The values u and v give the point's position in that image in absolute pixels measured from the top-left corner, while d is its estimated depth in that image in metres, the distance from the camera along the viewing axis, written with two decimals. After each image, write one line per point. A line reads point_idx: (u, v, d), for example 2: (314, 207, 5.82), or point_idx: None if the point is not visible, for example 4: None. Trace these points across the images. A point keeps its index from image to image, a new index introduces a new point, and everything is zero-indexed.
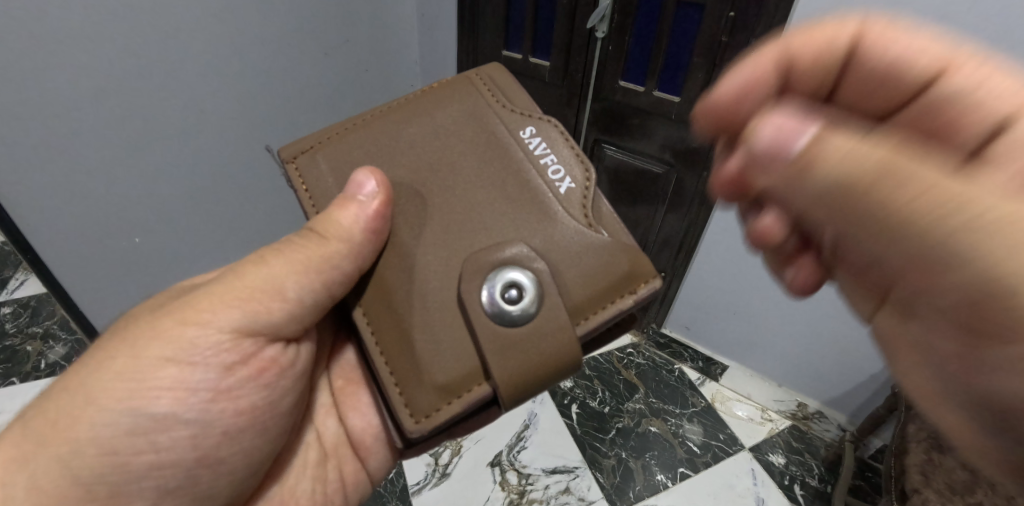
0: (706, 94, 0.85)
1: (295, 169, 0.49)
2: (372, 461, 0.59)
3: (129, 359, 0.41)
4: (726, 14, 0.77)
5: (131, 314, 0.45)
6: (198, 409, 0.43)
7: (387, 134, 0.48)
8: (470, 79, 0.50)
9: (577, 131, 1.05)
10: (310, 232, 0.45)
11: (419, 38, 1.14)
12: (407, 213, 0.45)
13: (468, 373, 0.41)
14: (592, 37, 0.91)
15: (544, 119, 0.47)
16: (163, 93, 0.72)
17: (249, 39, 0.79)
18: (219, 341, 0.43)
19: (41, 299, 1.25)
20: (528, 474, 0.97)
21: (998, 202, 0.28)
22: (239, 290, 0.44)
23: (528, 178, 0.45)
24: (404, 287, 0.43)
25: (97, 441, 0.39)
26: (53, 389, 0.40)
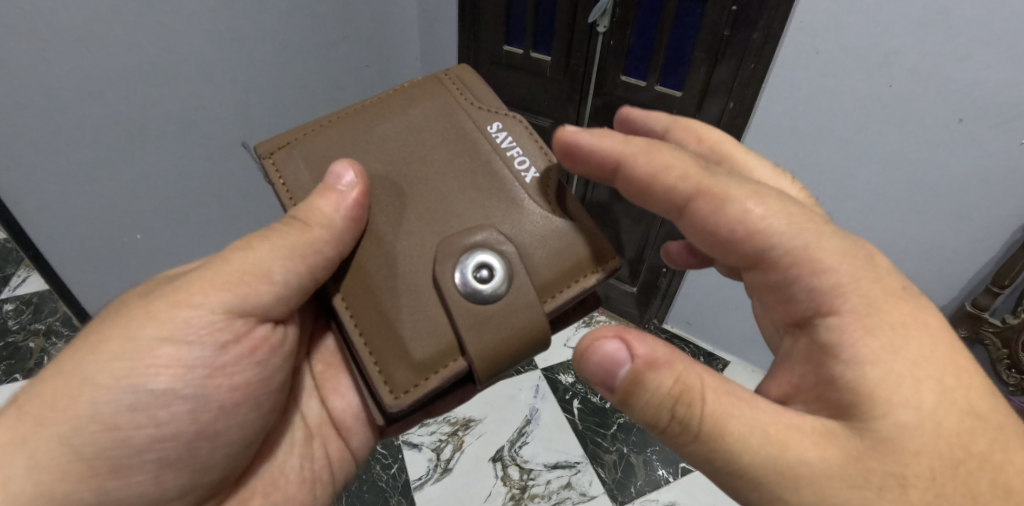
0: (707, 89, 0.86)
1: (272, 165, 0.48)
2: (354, 439, 0.59)
3: (125, 340, 0.41)
4: (726, 8, 0.77)
5: (124, 300, 0.44)
6: (197, 385, 0.43)
7: (359, 130, 0.48)
8: (437, 79, 0.50)
9: (577, 128, 1.05)
10: (291, 220, 0.44)
11: (419, 33, 1.14)
12: (384, 202, 0.45)
13: (445, 349, 0.41)
14: (592, 33, 0.91)
15: (510, 115, 0.48)
16: (163, 86, 0.72)
17: (249, 33, 0.78)
18: (212, 320, 0.43)
19: (43, 296, 1.25)
20: (530, 469, 0.97)
21: (759, 465, 0.32)
22: (228, 273, 0.43)
23: (496, 167, 0.45)
24: (379, 271, 0.43)
25: (97, 416, 0.39)
26: (48, 372, 0.40)
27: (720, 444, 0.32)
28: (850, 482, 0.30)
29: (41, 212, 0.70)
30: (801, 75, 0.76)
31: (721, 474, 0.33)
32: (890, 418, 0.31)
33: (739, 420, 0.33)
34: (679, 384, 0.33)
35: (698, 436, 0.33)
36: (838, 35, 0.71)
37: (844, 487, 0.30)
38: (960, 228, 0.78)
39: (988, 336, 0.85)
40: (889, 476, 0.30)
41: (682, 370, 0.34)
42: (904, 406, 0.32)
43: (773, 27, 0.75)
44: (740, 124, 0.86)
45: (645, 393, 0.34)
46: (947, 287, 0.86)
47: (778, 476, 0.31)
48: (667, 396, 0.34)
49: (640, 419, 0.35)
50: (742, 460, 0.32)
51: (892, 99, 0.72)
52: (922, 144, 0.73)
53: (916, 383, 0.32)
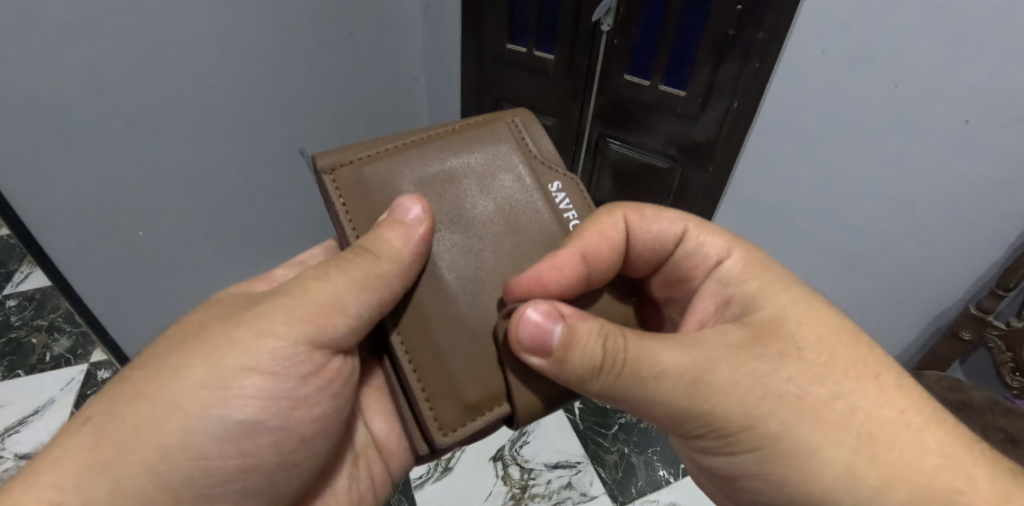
0: (712, 87, 0.84)
1: (334, 184, 0.47)
2: (396, 464, 0.58)
3: (208, 367, 0.39)
4: (732, 7, 0.75)
5: (196, 320, 0.43)
6: (283, 417, 0.43)
7: (427, 164, 0.48)
8: (506, 123, 0.53)
9: (581, 127, 1.03)
10: (362, 251, 0.43)
11: (424, 32, 1.13)
12: (447, 243, 0.47)
13: (494, 393, 0.46)
14: (597, 31, 0.90)
15: (568, 176, 0.52)
16: (177, 91, 0.70)
17: (255, 36, 0.77)
18: (295, 353, 0.42)
19: (46, 291, 1.24)
20: (530, 469, 0.96)
21: (674, 364, 0.38)
22: (306, 305, 0.42)
23: (554, 228, 0.50)
24: (442, 315, 0.46)
25: (185, 448, 0.38)
26: (123, 397, 0.37)
27: (641, 357, 0.39)
28: (754, 354, 0.39)
29: (67, 224, 0.69)
30: (812, 73, 0.76)
31: (647, 380, 0.39)
32: (772, 304, 0.42)
33: (648, 335, 0.40)
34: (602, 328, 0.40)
35: (624, 357, 0.39)
36: (847, 33, 0.70)
37: (748, 354, 0.39)
38: (973, 232, 0.77)
39: (993, 340, 0.81)
40: (786, 345, 0.39)
41: (599, 319, 0.41)
42: (781, 297, 0.43)
43: (779, 26, 0.74)
44: (746, 123, 0.84)
45: (580, 344, 0.39)
46: (954, 291, 0.85)
47: (693, 361, 0.38)
48: (598, 336, 0.40)
49: (580, 371, 0.40)
50: (654, 365, 0.38)
51: (897, 99, 0.72)
52: (930, 143, 0.73)
53: (791, 290, 0.43)
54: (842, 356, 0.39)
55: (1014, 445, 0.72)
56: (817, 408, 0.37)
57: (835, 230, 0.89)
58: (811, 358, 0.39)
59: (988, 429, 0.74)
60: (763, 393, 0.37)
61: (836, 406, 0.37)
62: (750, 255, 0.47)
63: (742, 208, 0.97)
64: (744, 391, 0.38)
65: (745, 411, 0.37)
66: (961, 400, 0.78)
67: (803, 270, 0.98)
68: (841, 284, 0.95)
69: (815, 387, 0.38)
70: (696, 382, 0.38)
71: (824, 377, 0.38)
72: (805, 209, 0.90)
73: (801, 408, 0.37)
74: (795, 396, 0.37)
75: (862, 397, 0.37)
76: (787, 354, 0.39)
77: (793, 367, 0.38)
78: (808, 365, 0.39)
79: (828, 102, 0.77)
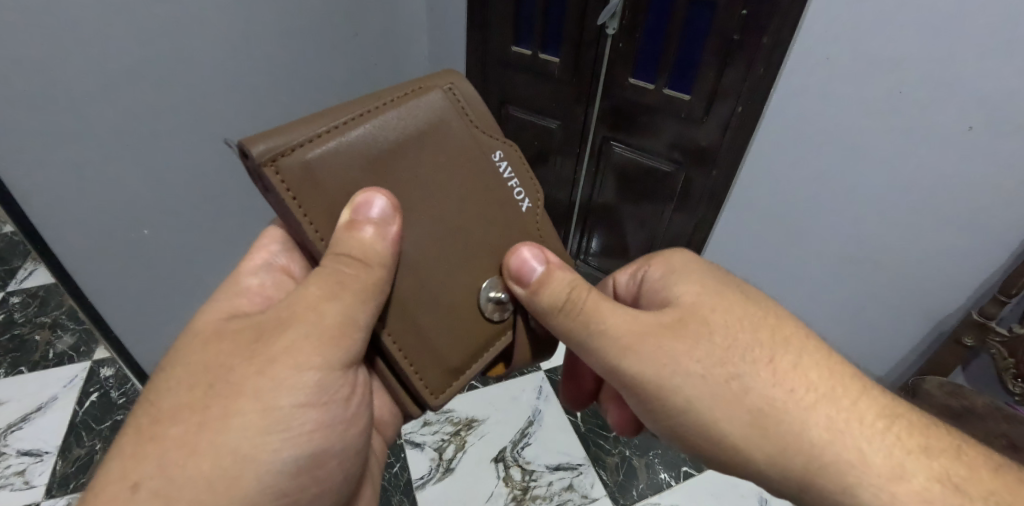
0: (716, 91, 0.86)
1: (278, 178, 0.38)
2: (390, 433, 0.57)
3: (262, 411, 0.38)
4: (737, 12, 0.78)
5: (210, 364, 0.39)
6: (342, 439, 0.43)
7: (376, 146, 0.41)
8: (440, 86, 0.46)
9: (587, 128, 1.05)
10: (342, 257, 0.39)
11: (429, 34, 1.16)
12: (413, 231, 0.43)
13: (474, 353, 0.47)
14: (602, 34, 0.91)
15: (508, 144, 0.48)
16: None
17: None
18: (336, 380, 0.41)
19: (50, 288, 1.27)
20: (532, 470, 0.98)
21: (613, 326, 0.42)
22: (330, 334, 0.39)
23: (504, 201, 0.48)
24: (418, 297, 0.44)
25: (267, 488, 0.39)
26: (175, 457, 0.35)
27: (591, 306, 0.42)
28: (673, 333, 0.40)
29: None
30: (812, 76, 0.78)
31: (594, 333, 0.42)
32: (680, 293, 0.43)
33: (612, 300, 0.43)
34: (574, 278, 0.44)
35: (583, 306, 0.42)
36: (850, 38, 0.72)
37: (663, 340, 0.40)
38: (979, 240, 0.77)
39: (994, 346, 0.80)
40: (700, 326, 0.41)
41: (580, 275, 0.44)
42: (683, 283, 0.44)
43: (784, 31, 0.76)
44: (749, 129, 0.87)
45: (550, 286, 0.43)
46: (951, 301, 0.85)
47: (625, 332, 0.41)
48: (566, 287, 0.43)
49: (543, 309, 0.44)
50: (596, 319, 0.42)
51: (902, 103, 0.73)
52: (934, 148, 0.73)
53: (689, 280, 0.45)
54: (743, 343, 0.40)
55: (1016, 452, 0.71)
56: (716, 384, 0.39)
57: (835, 235, 0.90)
58: (720, 340, 0.40)
59: (989, 434, 0.74)
60: (675, 370, 0.40)
61: (731, 385, 0.39)
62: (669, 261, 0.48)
63: (743, 213, 0.98)
64: (660, 368, 0.40)
65: (655, 383, 0.40)
66: (962, 406, 0.78)
67: (805, 279, 0.99)
68: (841, 292, 0.96)
69: (716, 368, 0.39)
70: (625, 345, 0.41)
71: (726, 356, 0.39)
72: (806, 216, 0.91)
73: (705, 387, 0.39)
74: (700, 375, 0.39)
75: (754, 375, 0.39)
76: (702, 334, 0.40)
77: (704, 349, 0.40)
78: (716, 347, 0.40)
79: (826, 105, 0.79)
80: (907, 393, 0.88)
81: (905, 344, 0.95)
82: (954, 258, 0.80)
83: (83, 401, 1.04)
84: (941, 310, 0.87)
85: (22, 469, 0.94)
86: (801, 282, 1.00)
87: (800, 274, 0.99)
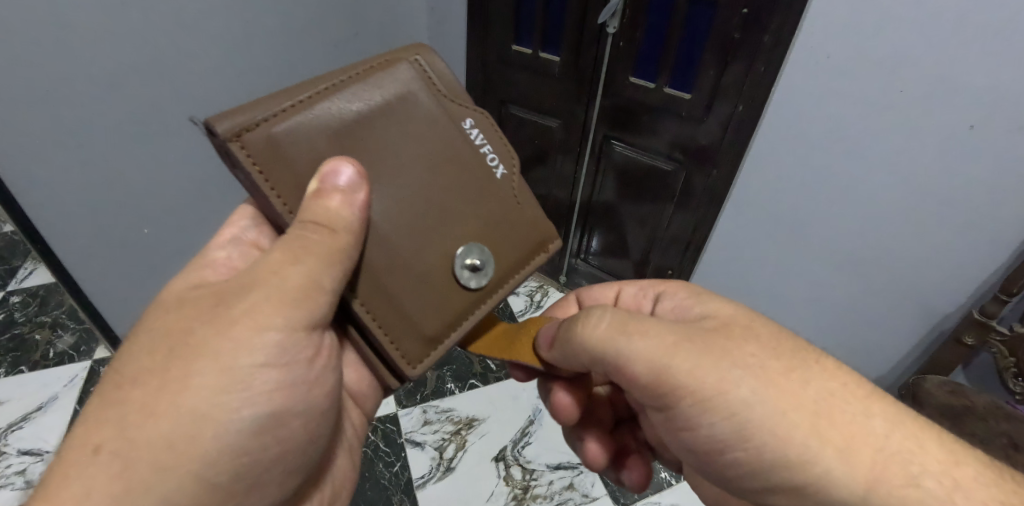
0: (717, 89, 0.86)
1: (244, 152, 0.38)
2: (368, 406, 0.57)
3: (220, 372, 0.37)
4: (737, 11, 0.78)
5: (169, 328, 0.38)
6: (304, 401, 0.42)
7: (342, 118, 0.41)
8: (407, 56, 0.46)
9: (588, 127, 1.04)
10: (308, 226, 0.39)
11: (429, 32, 1.16)
12: (381, 199, 0.43)
13: (451, 322, 0.47)
14: (603, 33, 0.91)
15: (480, 111, 0.48)
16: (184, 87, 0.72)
17: (269, 37, 0.79)
18: (297, 339, 0.40)
19: (50, 288, 1.26)
20: (533, 469, 0.97)
21: (653, 328, 0.41)
22: (288, 294, 0.38)
23: (476, 168, 0.47)
24: (391, 268, 0.44)
25: (225, 447, 0.38)
26: (134, 419, 0.35)
27: (623, 313, 0.43)
28: (721, 335, 0.40)
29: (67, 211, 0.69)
30: (814, 77, 0.77)
31: (633, 331, 0.41)
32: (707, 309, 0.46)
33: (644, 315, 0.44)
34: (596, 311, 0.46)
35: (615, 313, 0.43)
36: (851, 38, 0.72)
37: (705, 339, 0.40)
38: (980, 239, 0.76)
39: (995, 345, 0.80)
40: (744, 330, 0.41)
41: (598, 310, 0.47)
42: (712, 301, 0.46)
43: (784, 29, 0.76)
44: (750, 128, 0.86)
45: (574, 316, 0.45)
46: (950, 299, 0.84)
47: (666, 331, 0.41)
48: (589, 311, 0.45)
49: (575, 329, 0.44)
50: (635, 321, 0.42)
51: (902, 102, 0.72)
52: (936, 148, 0.73)
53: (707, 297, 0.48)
54: (792, 345, 0.40)
55: (1017, 452, 0.70)
56: (776, 375, 0.38)
57: (837, 235, 0.89)
58: (763, 339, 0.40)
59: (990, 432, 0.73)
60: (732, 363, 0.38)
61: (792, 378, 0.37)
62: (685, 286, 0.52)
63: (743, 212, 0.98)
64: (717, 361, 0.39)
65: (716, 376, 0.38)
66: (963, 405, 0.77)
67: (804, 277, 0.99)
68: (840, 290, 0.95)
69: (773, 362, 0.38)
70: (677, 343, 0.40)
71: (779, 353, 0.39)
72: (805, 215, 0.91)
73: (765, 378, 0.37)
74: (760, 367, 0.38)
75: (814, 371, 0.38)
76: (746, 336, 0.40)
77: (754, 346, 0.39)
78: (765, 344, 0.40)
79: (829, 105, 0.78)
80: (908, 393, 0.87)
81: (904, 343, 0.94)
82: (954, 257, 0.80)
83: (83, 400, 1.04)
84: (940, 310, 0.86)
85: (22, 469, 0.94)
86: (800, 281, 1.00)
87: (800, 273, 0.99)
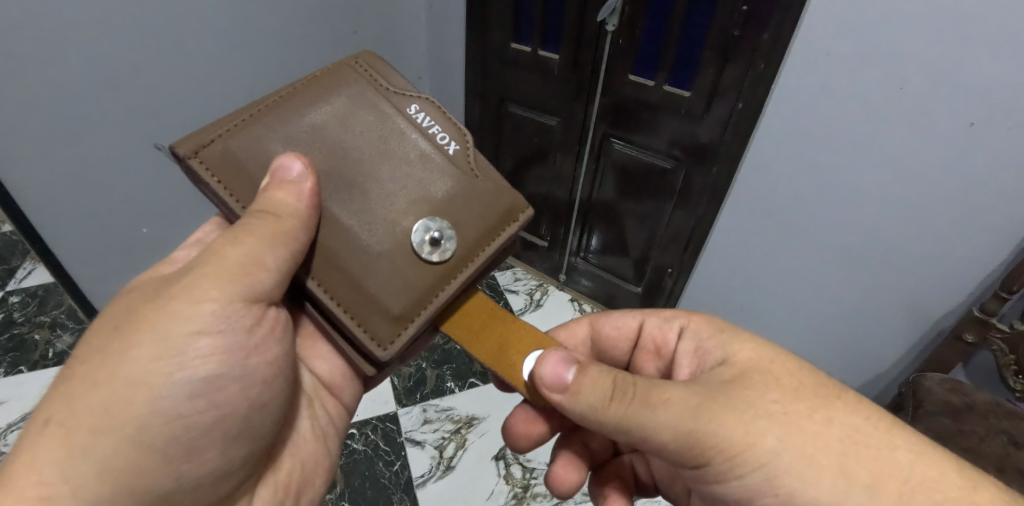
0: (717, 87, 0.85)
1: (203, 166, 0.44)
2: (347, 396, 0.58)
3: (155, 340, 0.38)
4: (737, 8, 0.77)
5: (120, 309, 0.40)
6: (242, 366, 0.42)
7: (288, 122, 0.47)
8: (347, 63, 0.52)
9: (587, 127, 1.04)
10: (258, 214, 0.42)
11: (427, 30, 1.16)
12: (332, 187, 0.46)
13: (420, 299, 0.47)
14: (602, 31, 0.90)
15: (424, 97, 0.52)
16: (191, 86, 0.71)
17: (269, 36, 0.78)
18: (233, 309, 0.41)
19: (50, 288, 1.25)
20: (533, 468, 0.97)
21: (677, 399, 0.38)
22: (224, 269, 0.41)
23: (426, 147, 0.50)
24: (348, 252, 0.46)
25: (160, 411, 0.38)
26: (77, 390, 0.37)
27: (643, 383, 0.40)
28: (741, 385, 0.39)
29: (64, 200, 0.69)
30: (813, 75, 0.76)
31: (656, 405, 0.38)
32: (727, 354, 0.45)
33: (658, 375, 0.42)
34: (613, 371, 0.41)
35: (636, 385, 0.40)
36: (851, 37, 0.71)
37: (724, 397, 0.39)
38: (982, 235, 0.75)
39: (995, 343, 0.79)
40: (763, 375, 0.40)
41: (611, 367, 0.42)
42: (736, 344, 0.45)
43: (784, 27, 0.75)
44: (749, 126, 0.86)
45: (589, 379, 0.41)
46: (951, 296, 0.84)
47: (692, 400, 0.38)
48: (608, 376, 0.41)
49: (594, 397, 0.40)
50: (659, 393, 0.39)
51: (903, 99, 0.72)
52: (937, 145, 0.72)
53: (726, 336, 0.47)
54: (810, 381, 0.40)
55: (1016, 449, 0.70)
56: (800, 420, 0.37)
57: (835, 233, 0.89)
58: (784, 384, 0.39)
59: (991, 430, 0.72)
60: (754, 413, 0.37)
61: (814, 420, 0.37)
62: (706, 324, 0.51)
63: (743, 210, 0.97)
64: (744, 422, 0.37)
65: (743, 430, 0.37)
66: (963, 403, 0.77)
67: (791, 277, 1.00)
68: (838, 289, 0.95)
69: (794, 404, 0.38)
70: (700, 407, 0.38)
71: (800, 395, 0.39)
72: (802, 213, 0.90)
73: (789, 426, 0.37)
74: (781, 414, 0.37)
75: (835, 412, 0.38)
76: (766, 383, 0.39)
77: (774, 392, 0.39)
78: (783, 390, 0.39)
79: (829, 103, 0.77)
80: (907, 390, 0.87)
81: (904, 343, 0.94)
82: (957, 255, 0.79)
83: None
84: (940, 308, 0.86)
85: None
86: (797, 281, 0.99)
87: (795, 271, 0.98)
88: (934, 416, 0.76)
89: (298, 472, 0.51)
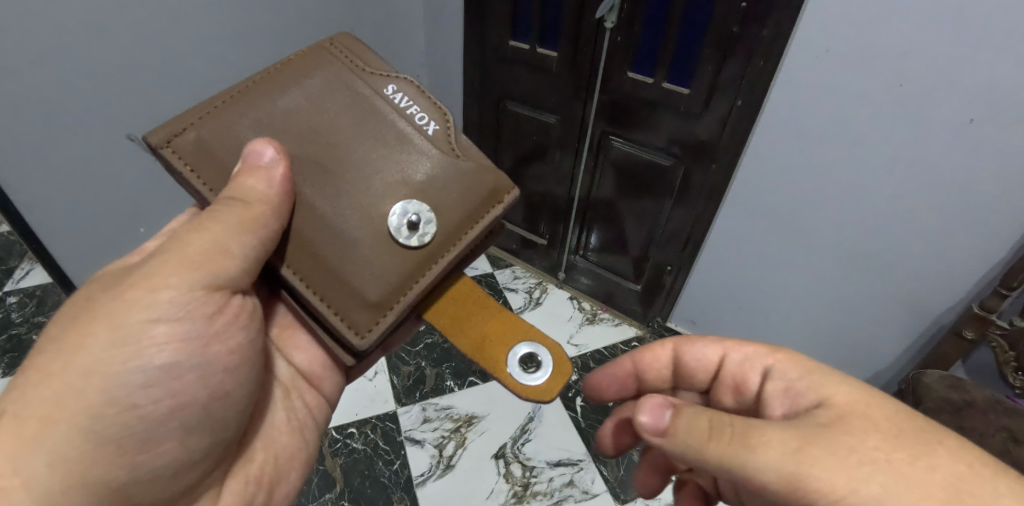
0: (717, 84, 0.83)
1: (175, 155, 0.45)
2: (328, 387, 0.58)
3: (111, 327, 0.38)
4: (737, 5, 0.75)
5: (81, 298, 0.40)
6: (200, 354, 0.41)
7: (261, 108, 0.47)
8: (323, 47, 0.52)
9: (586, 124, 1.02)
10: (227, 201, 0.42)
11: (423, 28, 1.14)
12: (305, 172, 0.46)
13: (398, 286, 0.46)
14: (601, 28, 0.89)
15: (402, 77, 0.52)
16: (170, 75, 0.71)
17: (254, 30, 0.78)
18: (192, 296, 0.40)
19: (47, 288, 1.22)
20: (533, 466, 0.96)
21: (779, 439, 0.35)
22: (186, 254, 0.40)
23: (404, 127, 0.50)
24: (323, 237, 0.46)
25: (113, 399, 0.37)
26: (31, 380, 0.36)
27: (738, 422, 0.36)
28: (841, 428, 0.36)
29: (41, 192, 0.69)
30: (812, 71, 0.75)
31: (755, 445, 0.35)
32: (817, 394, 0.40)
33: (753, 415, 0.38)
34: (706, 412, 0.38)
35: (732, 423, 0.36)
36: (851, 32, 0.70)
37: (824, 438, 0.35)
38: (980, 230, 0.74)
39: (995, 339, 0.78)
40: (863, 418, 0.36)
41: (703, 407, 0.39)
42: (835, 386, 0.40)
43: (784, 23, 0.73)
44: (749, 122, 0.84)
45: (685, 419, 0.38)
46: (951, 292, 0.82)
47: (794, 441, 0.35)
48: (704, 415, 0.38)
49: (692, 438, 0.37)
50: (758, 432, 0.35)
51: (903, 95, 0.70)
52: (935, 144, 0.71)
53: (818, 374, 0.42)
54: (909, 425, 0.36)
55: (1017, 445, 0.69)
56: (905, 467, 0.33)
57: (834, 229, 0.88)
58: (886, 428, 0.36)
59: (991, 427, 0.71)
60: (861, 459, 0.34)
61: (915, 464, 0.33)
62: (796, 362, 0.45)
63: (744, 205, 0.95)
64: (851, 469, 0.33)
65: (847, 475, 0.33)
66: (963, 400, 0.76)
67: (783, 271, 1.00)
68: (837, 286, 0.94)
69: (897, 450, 0.34)
70: (802, 449, 0.34)
71: (900, 439, 0.35)
72: (799, 208, 0.89)
73: (897, 473, 0.33)
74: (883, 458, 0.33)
75: (934, 453, 0.34)
76: (867, 427, 0.35)
77: (875, 437, 0.35)
78: (890, 435, 0.35)
79: (829, 99, 0.76)
80: (906, 387, 0.86)
81: (903, 340, 0.93)
82: (960, 252, 0.78)
83: None
84: (941, 304, 0.85)
85: None
86: (794, 277, 0.99)
87: (792, 266, 0.97)
88: (935, 412, 0.75)
89: (272, 466, 0.50)
